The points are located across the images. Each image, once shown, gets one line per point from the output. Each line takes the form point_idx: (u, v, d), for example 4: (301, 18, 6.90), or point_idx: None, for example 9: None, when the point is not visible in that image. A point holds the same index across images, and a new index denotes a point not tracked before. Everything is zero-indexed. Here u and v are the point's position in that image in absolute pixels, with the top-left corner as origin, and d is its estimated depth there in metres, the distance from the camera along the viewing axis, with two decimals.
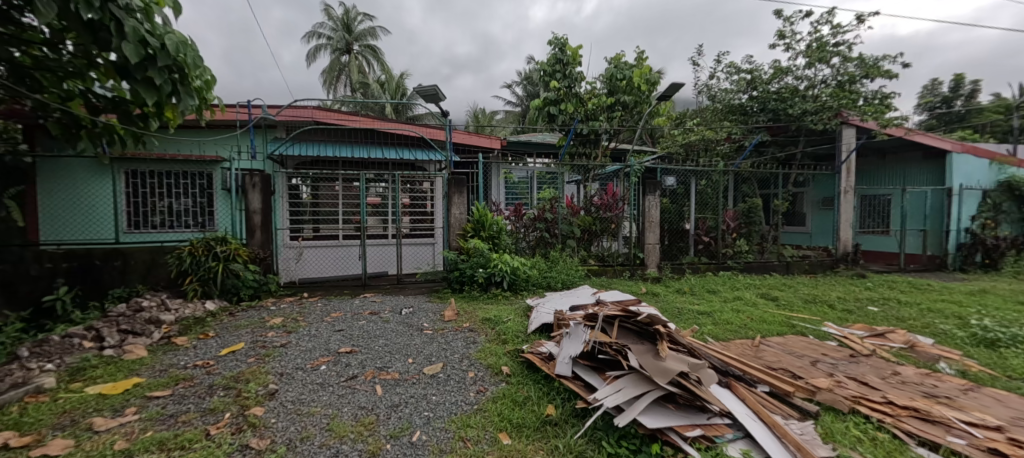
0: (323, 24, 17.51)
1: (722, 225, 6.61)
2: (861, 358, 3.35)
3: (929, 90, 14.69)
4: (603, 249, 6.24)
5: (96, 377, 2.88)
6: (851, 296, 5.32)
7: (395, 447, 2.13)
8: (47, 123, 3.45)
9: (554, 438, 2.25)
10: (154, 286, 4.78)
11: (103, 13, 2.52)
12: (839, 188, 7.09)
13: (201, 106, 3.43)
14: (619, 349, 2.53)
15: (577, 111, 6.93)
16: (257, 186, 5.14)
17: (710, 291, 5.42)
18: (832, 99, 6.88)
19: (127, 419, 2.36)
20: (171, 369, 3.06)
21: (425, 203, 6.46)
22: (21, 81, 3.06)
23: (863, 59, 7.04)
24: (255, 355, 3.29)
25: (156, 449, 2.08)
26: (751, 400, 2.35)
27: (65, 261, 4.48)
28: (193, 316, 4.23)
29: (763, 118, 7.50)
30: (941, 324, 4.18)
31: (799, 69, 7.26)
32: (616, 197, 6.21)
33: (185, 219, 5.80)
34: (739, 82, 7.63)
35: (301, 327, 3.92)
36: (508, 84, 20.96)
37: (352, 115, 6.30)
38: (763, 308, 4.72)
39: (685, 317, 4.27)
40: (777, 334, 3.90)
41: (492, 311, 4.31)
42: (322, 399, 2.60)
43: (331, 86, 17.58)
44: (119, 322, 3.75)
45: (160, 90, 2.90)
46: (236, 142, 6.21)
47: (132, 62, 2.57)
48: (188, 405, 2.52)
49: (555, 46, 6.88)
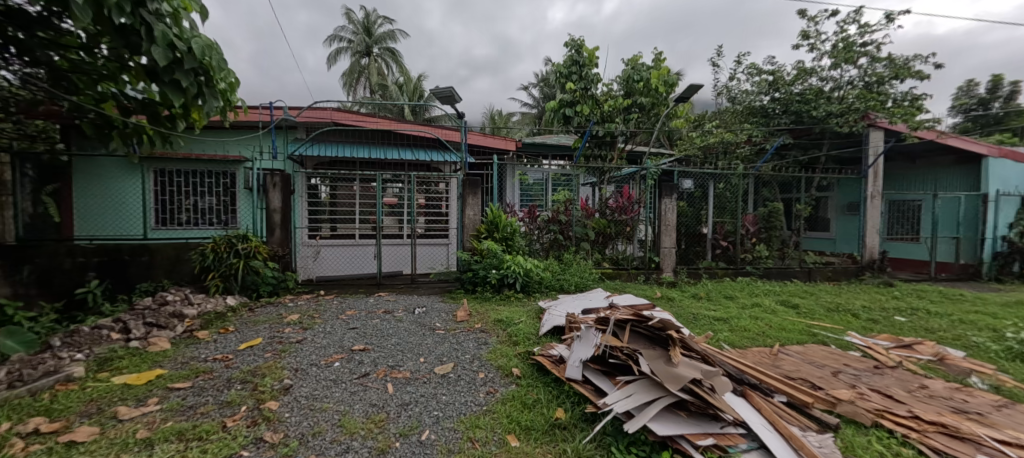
0: (344, 28, 17.90)
1: (741, 229, 6.46)
2: (886, 370, 3.24)
3: (964, 92, 13.96)
4: (618, 252, 6.20)
5: (122, 368, 2.99)
6: (877, 305, 5.12)
7: (403, 446, 2.14)
8: (82, 123, 3.63)
9: (562, 441, 2.24)
10: (178, 281, 4.91)
11: (135, 18, 2.62)
12: (865, 192, 6.86)
13: (224, 108, 3.57)
14: (630, 354, 2.52)
15: (592, 112, 6.86)
16: (277, 185, 5.25)
17: (727, 297, 5.30)
18: (858, 100, 6.66)
19: (149, 409, 2.45)
20: (191, 361, 3.17)
21: (440, 204, 6.50)
22: (58, 83, 3.25)
23: (893, 59, 6.79)
24: (272, 350, 3.37)
25: (175, 439, 2.15)
26: (766, 409, 2.30)
27: (96, 256, 4.66)
28: (214, 310, 4.34)
29: (786, 121, 7.23)
30: (974, 337, 4.00)
31: (824, 71, 7.03)
32: (631, 200, 6.11)
33: (209, 216, 5.97)
34: (761, 83, 7.39)
35: (316, 324, 4.00)
36: (524, 85, 20.93)
37: (370, 116, 6.42)
38: (783, 315, 4.61)
39: (701, 322, 4.20)
40: (798, 343, 3.80)
41: (503, 312, 4.32)
42: (334, 395, 2.64)
43: (351, 88, 17.80)
44: (145, 315, 3.89)
45: (186, 92, 3.04)
46: (258, 143, 6.41)
47: (160, 65, 2.70)
48: (207, 397, 2.60)
49: (571, 48, 6.82)
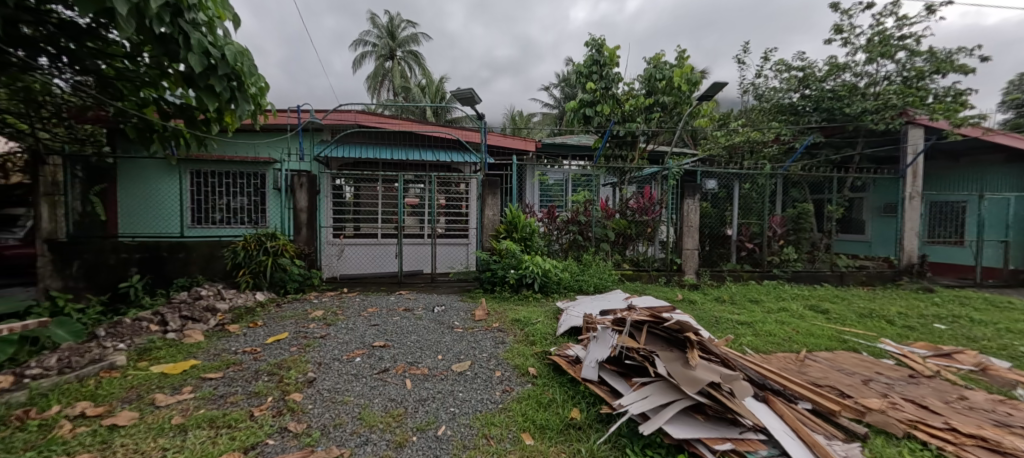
0: (369, 33, 18.33)
1: (768, 231, 6.28)
2: (922, 380, 3.08)
3: (1015, 86, 13.10)
4: (638, 254, 6.12)
5: (159, 358, 3.17)
6: (914, 312, 4.87)
7: (420, 441, 2.19)
8: (126, 127, 3.89)
9: (576, 441, 2.24)
10: (211, 277, 5.14)
11: (174, 27, 2.76)
12: (903, 193, 6.54)
13: (255, 111, 3.73)
14: (647, 356, 2.49)
15: (613, 112, 6.80)
16: (304, 185, 5.43)
17: (752, 300, 5.16)
18: (896, 96, 6.36)
19: (183, 397, 2.59)
20: (223, 353, 3.32)
21: (460, 204, 6.56)
22: (106, 90, 3.49)
23: (934, 53, 6.45)
24: (297, 344, 3.50)
25: (206, 426, 2.27)
26: (789, 416, 2.24)
27: (138, 252, 4.93)
28: (244, 305, 4.53)
29: (817, 118, 6.99)
30: (1021, 347, 3.76)
31: (858, 66, 6.74)
32: (652, 201, 6.01)
33: (241, 216, 6.23)
34: (790, 80, 7.15)
35: (339, 321, 4.12)
36: (545, 86, 20.91)
37: (392, 118, 6.55)
38: (811, 320, 4.45)
39: (723, 326, 4.10)
40: (826, 349, 3.66)
41: (521, 312, 4.34)
42: (355, 389, 2.72)
43: (375, 91, 18.23)
44: (181, 309, 4.11)
45: (220, 96, 3.21)
46: (286, 145, 6.64)
47: (195, 71, 2.86)
48: (236, 387, 2.73)
49: (592, 47, 6.78)
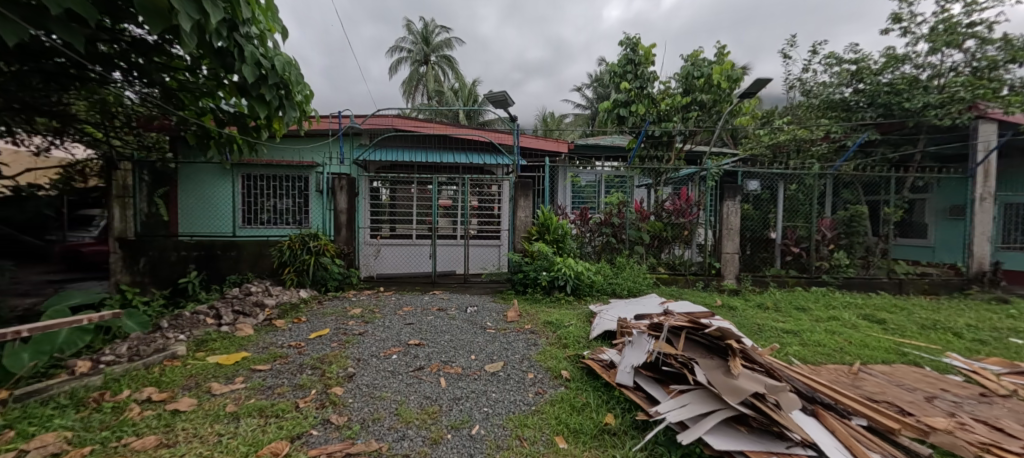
0: (404, 39, 18.82)
1: (816, 235, 5.92)
2: (995, 399, 2.82)
3: None
4: (674, 257, 5.94)
5: (214, 349, 3.40)
6: (986, 324, 4.44)
7: (454, 439, 2.23)
8: (187, 134, 4.22)
9: (611, 447, 2.21)
10: (260, 275, 5.44)
11: (230, 41, 2.93)
12: (972, 194, 6.11)
13: (301, 117, 3.93)
14: (685, 363, 2.42)
15: (648, 112, 6.64)
16: (344, 188, 5.65)
17: (798, 308, 4.89)
18: (964, 89, 5.85)
19: (235, 386, 2.77)
20: (271, 347, 3.51)
21: (493, 206, 6.61)
22: (169, 100, 3.78)
23: (1009, 40, 5.89)
24: (338, 340, 3.64)
25: (257, 414, 2.41)
26: (842, 432, 2.11)
27: (196, 250, 5.30)
28: (289, 301, 4.77)
29: (871, 114, 6.56)
30: None
31: (920, 57, 6.26)
32: (689, 203, 5.81)
33: (287, 217, 6.54)
34: (841, 73, 6.73)
35: (376, 319, 4.26)
36: (578, 87, 20.74)
37: (427, 122, 6.71)
38: (865, 331, 4.16)
39: (767, 334, 3.91)
40: (882, 362, 3.42)
41: (553, 315, 4.32)
42: (392, 385, 2.81)
43: (411, 96, 18.71)
44: (233, 304, 4.38)
45: (270, 104, 3.41)
46: (328, 149, 6.93)
47: (249, 81, 3.04)
48: (283, 379, 2.88)
49: (626, 46, 6.66)
